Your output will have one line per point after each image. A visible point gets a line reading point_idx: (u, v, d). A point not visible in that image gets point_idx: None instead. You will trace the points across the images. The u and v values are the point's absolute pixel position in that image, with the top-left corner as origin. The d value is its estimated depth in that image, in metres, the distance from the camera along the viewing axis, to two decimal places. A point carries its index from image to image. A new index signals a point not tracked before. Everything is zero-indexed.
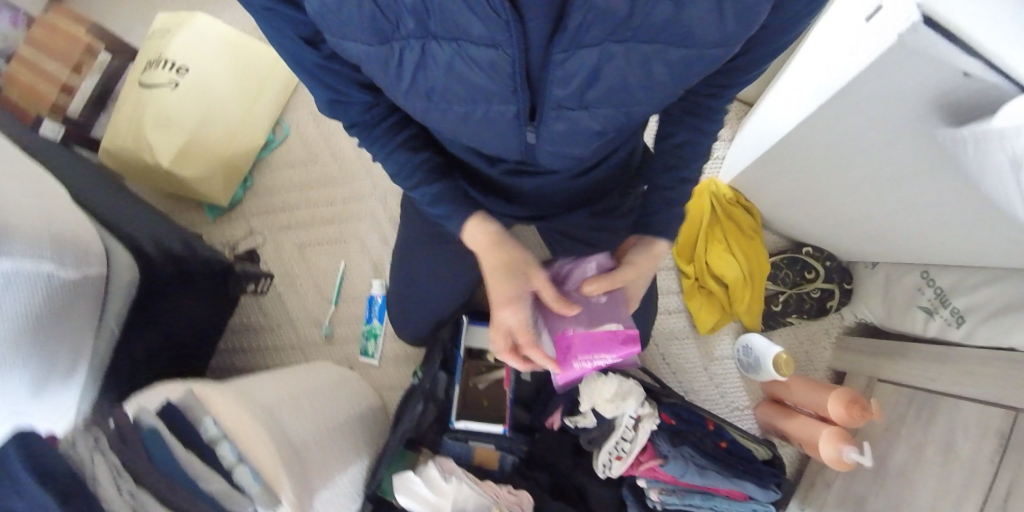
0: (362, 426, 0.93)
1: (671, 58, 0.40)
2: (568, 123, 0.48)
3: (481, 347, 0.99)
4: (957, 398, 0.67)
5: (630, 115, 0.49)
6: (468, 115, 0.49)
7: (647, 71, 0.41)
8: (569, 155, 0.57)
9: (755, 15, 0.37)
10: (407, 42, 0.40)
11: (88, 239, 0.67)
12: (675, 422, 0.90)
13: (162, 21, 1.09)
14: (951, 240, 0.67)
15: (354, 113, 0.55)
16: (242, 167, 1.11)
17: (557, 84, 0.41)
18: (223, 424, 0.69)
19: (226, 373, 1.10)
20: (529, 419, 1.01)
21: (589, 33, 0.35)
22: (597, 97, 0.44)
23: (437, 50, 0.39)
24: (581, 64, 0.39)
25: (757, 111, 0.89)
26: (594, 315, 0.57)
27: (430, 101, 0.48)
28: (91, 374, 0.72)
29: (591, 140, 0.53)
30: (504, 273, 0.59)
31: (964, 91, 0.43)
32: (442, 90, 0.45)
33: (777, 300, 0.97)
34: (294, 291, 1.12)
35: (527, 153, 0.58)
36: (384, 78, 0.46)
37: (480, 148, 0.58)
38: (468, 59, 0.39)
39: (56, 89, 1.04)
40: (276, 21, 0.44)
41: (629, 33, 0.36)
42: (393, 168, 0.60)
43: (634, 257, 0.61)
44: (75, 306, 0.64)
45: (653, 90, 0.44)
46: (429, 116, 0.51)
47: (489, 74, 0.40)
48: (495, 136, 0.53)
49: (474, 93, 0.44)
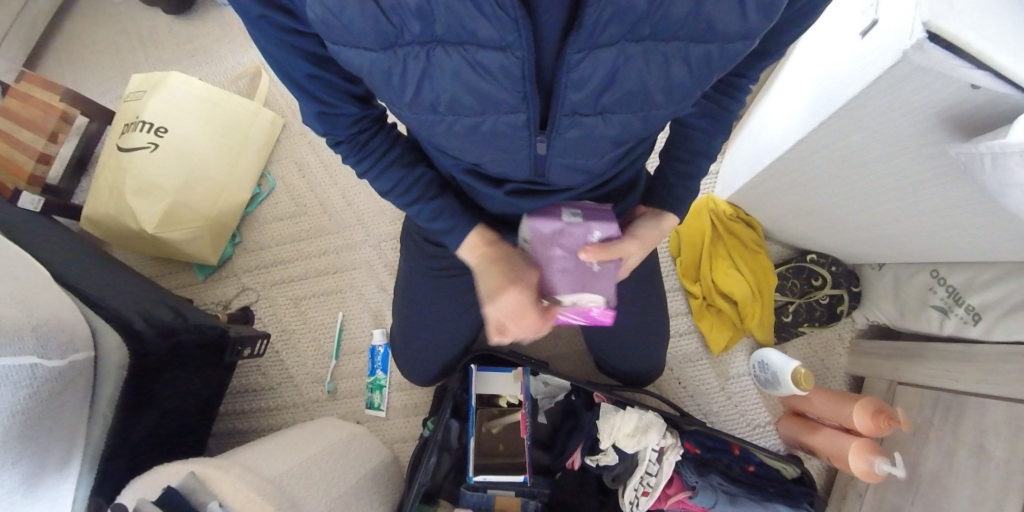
0: (377, 485, 0.88)
1: (692, 54, 0.39)
2: (580, 129, 0.47)
3: (491, 392, 0.92)
4: (982, 398, 0.67)
5: (645, 119, 0.48)
6: (476, 127, 0.47)
7: (665, 70, 0.41)
8: (580, 167, 0.56)
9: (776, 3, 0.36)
10: (411, 49, 0.38)
11: (72, 321, 0.63)
12: (700, 451, 0.88)
13: (137, 82, 1.07)
14: (960, 240, 0.67)
15: (342, 129, 0.53)
16: (230, 224, 1.08)
17: (571, 87, 0.40)
18: (232, 506, 0.64)
19: (228, 440, 1.05)
20: (548, 460, 0.96)
21: (606, 32, 0.34)
22: (612, 101, 0.43)
23: (443, 57, 0.38)
24: (594, 65, 0.38)
25: (751, 124, 0.90)
26: (584, 280, 0.53)
27: (436, 113, 0.46)
28: (87, 463, 0.67)
29: (602, 148, 0.53)
30: (502, 263, 0.59)
31: (971, 98, 0.44)
32: (449, 99, 0.43)
33: (787, 311, 0.97)
34: (293, 347, 1.08)
35: (537, 169, 0.56)
36: (387, 91, 0.44)
37: (485, 164, 0.57)
38: (476, 64, 0.38)
39: (32, 159, 1.00)
40: (267, 40, 0.42)
41: (648, 30, 0.35)
42: (386, 187, 0.60)
43: (642, 231, 0.62)
44: (62, 394, 0.60)
45: (670, 90, 0.44)
46: (434, 130, 0.50)
47: (499, 79, 0.39)
48: (504, 150, 0.51)
49: (484, 100, 0.42)
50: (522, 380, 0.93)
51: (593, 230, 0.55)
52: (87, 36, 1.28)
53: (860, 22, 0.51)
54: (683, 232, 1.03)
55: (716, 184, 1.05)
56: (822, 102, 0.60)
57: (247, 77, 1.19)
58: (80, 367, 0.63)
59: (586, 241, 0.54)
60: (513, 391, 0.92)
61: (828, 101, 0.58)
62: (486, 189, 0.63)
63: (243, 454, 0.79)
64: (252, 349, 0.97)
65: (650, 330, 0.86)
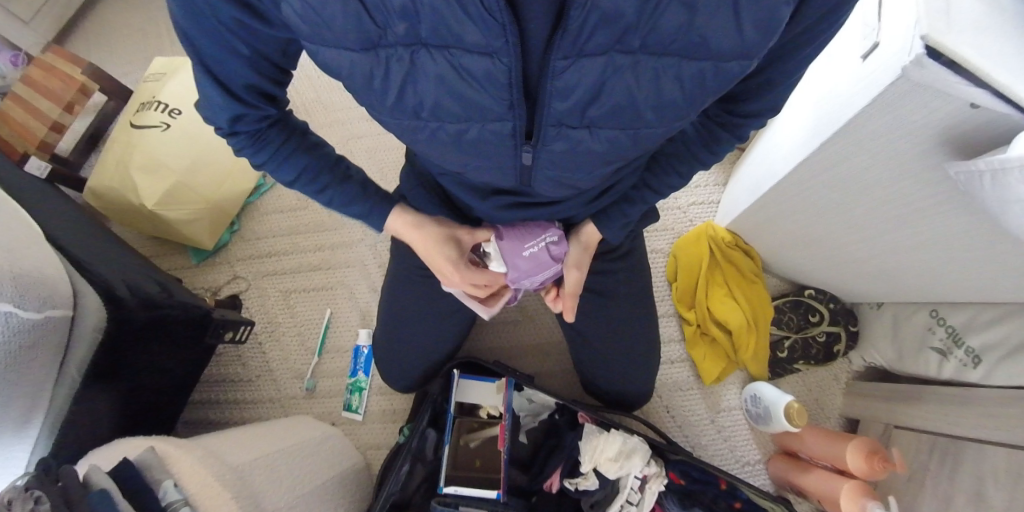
0: (344, 488, 0.84)
1: (684, 72, 0.39)
2: (567, 142, 0.47)
3: (472, 402, 0.89)
4: (980, 443, 0.64)
5: (634, 138, 0.48)
6: (461, 134, 0.47)
7: (656, 87, 0.40)
8: (564, 181, 0.56)
9: (775, 27, 0.36)
10: (394, 50, 0.38)
11: (55, 279, 0.62)
12: (684, 482, 0.83)
13: (158, 65, 1.09)
14: (963, 274, 0.66)
15: (243, 124, 0.50)
16: (229, 212, 1.08)
17: (556, 96, 0.40)
18: (186, 488, 0.59)
19: (198, 428, 1.02)
20: (525, 482, 0.90)
21: (592, 41, 0.34)
22: (600, 115, 0.43)
23: (426, 61, 0.38)
24: (580, 75, 0.38)
25: (752, 154, 0.90)
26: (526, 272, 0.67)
27: (419, 118, 0.46)
28: (46, 427, 0.65)
29: (590, 165, 0.53)
30: (437, 243, 0.67)
31: (970, 121, 0.44)
32: (432, 106, 0.43)
33: (783, 346, 0.95)
34: (276, 340, 1.05)
35: (523, 178, 0.56)
36: (371, 94, 0.44)
37: (472, 173, 0.57)
38: (461, 69, 0.38)
39: (45, 126, 1.02)
40: (200, 34, 0.38)
41: (637, 42, 0.35)
42: (292, 175, 0.57)
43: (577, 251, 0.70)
44: (33, 348, 0.58)
45: (661, 110, 0.43)
46: (418, 136, 0.50)
47: (484, 86, 0.39)
48: (490, 159, 0.52)
49: (469, 109, 0.43)
50: (505, 392, 0.88)
51: (540, 224, 0.66)
52: (117, 22, 1.34)
53: (861, 45, 0.53)
54: (680, 256, 1.01)
55: (716, 212, 1.04)
56: (822, 122, 0.60)
57: None
58: (56, 324, 0.61)
59: (543, 246, 0.65)
60: (494, 402, 0.88)
61: (828, 122, 0.58)
62: (473, 200, 0.65)
63: (211, 438, 0.76)
64: (233, 333, 0.95)
65: (641, 350, 0.84)
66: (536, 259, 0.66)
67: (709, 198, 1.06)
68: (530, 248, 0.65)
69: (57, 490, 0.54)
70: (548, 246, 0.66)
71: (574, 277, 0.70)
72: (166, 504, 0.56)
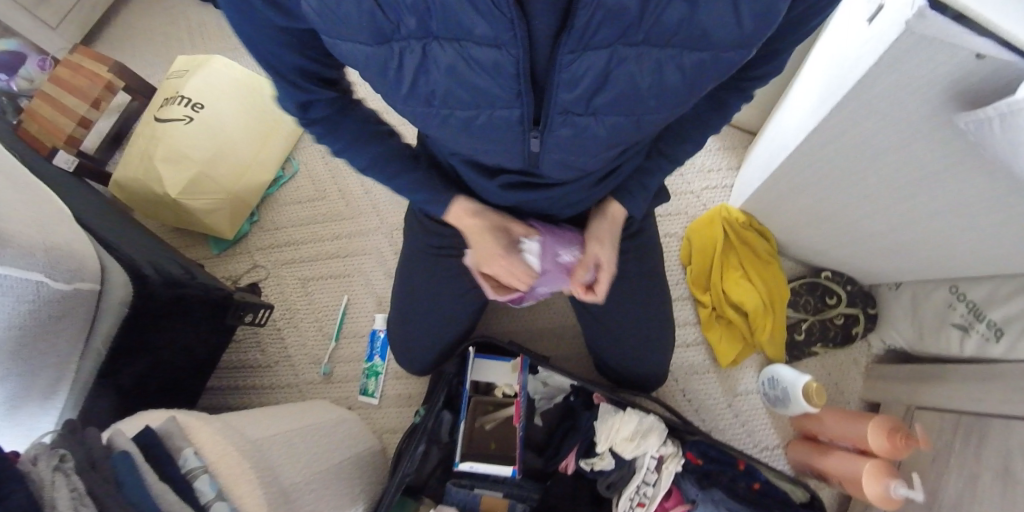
0: (360, 469, 0.85)
1: (686, 62, 0.40)
2: (572, 129, 0.48)
3: (488, 381, 0.90)
4: (1007, 419, 0.62)
5: (638, 124, 0.49)
6: (470, 121, 0.48)
7: (658, 77, 0.41)
8: (574, 165, 0.57)
9: (775, 12, 0.36)
10: (407, 43, 0.40)
11: (85, 255, 0.64)
12: (701, 462, 0.82)
13: (181, 63, 1.13)
14: (983, 243, 0.65)
15: (314, 111, 0.54)
16: (249, 202, 1.11)
17: (563, 86, 0.41)
18: (206, 457, 0.60)
19: (217, 410, 1.04)
20: (541, 465, 0.90)
21: (597, 35, 0.35)
22: (604, 103, 0.44)
23: (438, 53, 0.39)
24: (586, 67, 0.38)
25: (764, 134, 0.89)
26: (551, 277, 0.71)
27: (431, 105, 0.48)
28: (71, 397, 0.68)
29: (597, 150, 0.53)
30: (489, 231, 0.67)
31: (983, 78, 0.43)
32: (443, 94, 0.45)
33: (800, 328, 0.94)
34: (294, 327, 1.07)
35: (531, 162, 0.57)
36: (383, 83, 0.46)
37: (482, 156, 0.58)
38: (470, 61, 0.39)
39: (72, 122, 1.06)
40: (237, 17, 0.42)
41: (641, 36, 0.36)
42: (362, 163, 0.60)
43: (596, 228, 0.70)
44: (61, 321, 0.60)
45: (663, 96, 0.44)
46: (430, 121, 0.51)
47: (491, 75, 0.40)
48: (499, 144, 0.53)
49: (477, 97, 0.44)
50: (520, 372, 0.88)
51: (574, 237, 0.71)
52: (142, 25, 1.39)
53: (867, 10, 0.53)
54: (695, 239, 1.00)
55: (729, 196, 1.04)
56: (831, 88, 0.59)
57: None
58: (83, 297, 0.63)
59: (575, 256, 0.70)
60: (508, 381, 0.88)
61: (836, 89, 0.57)
62: (481, 180, 0.65)
63: (230, 415, 0.78)
64: (253, 316, 0.97)
65: (655, 331, 0.84)
66: (565, 265, 0.70)
67: (722, 182, 1.05)
68: (562, 257, 0.69)
69: (82, 455, 0.55)
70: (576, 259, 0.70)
71: (598, 251, 0.69)
72: (185, 472, 0.58)
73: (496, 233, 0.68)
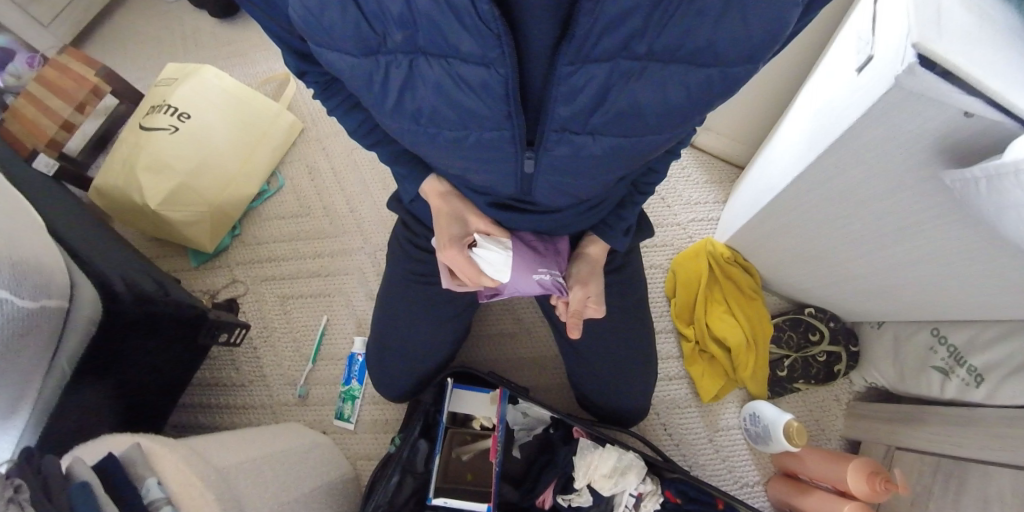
0: (333, 497, 0.82)
1: (691, 79, 0.40)
2: (569, 148, 0.48)
3: (465, 412, 0.87)
4: (985, 464, 0.62)
5: (638, 145, 0.49)
6: (459, 142, 0.48)
7: (662, 93, 0.41)
8: (567, 190, 0.56)
9: (783, 24, 0.36)
10: (393, 57, 0.41)
11: (54, 269, 0.62)
12: (681, 501, 0.81)
13: (170, 71, 1.11)
14: (960, 290, 0.66)
15: (310, 77, 0.58)
16: (232, 216, 1.09)
17: (561, 100, 0.41)
18: (170, 486, 0.57)
19: (185, 432, 1.00)
20: (517, 498, 0.86)
21: (597, 46, 0.36)
22: (604, 121, 0.44)
23: (425, 68, 0.41)
24: (586, 79, 0.39)
25: (752, 171, 0.90)
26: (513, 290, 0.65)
27: (418, 123, 0.48)
28: (33, 418, 0.64)
29: (593, 173, 0.53)
30: (448, 216, 0.66)
31: (964, 134, 0.45)
32: (430, 112, 0.45)
33: (783, 365, 0.95)
34: (270, 346, 1.05)
35: (525, 185, 0.57)
36: (373, 97, 0.46)
37: (476, 179, 0.58)
38: (458, 78, 0.40)
39: (55, 124, 1.04)
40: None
41: (643, 48, 0.37)
42: (352, 126, 0.62)
43: (583, 269, 0.70)
44: (25, 338, 0.57)
45: (665, 116, 0.44)
46: (420, 141, 0.51)
47: (480, 95, 0.41)
48: (492, 166, 0.52)
49: (466, 117, 0.44)
50: (499, 405, 0.86)
51: (559, 264, 0.68)
52: (135, 30, 1.38)
53: (856, 59, 0.54)
54: (681, 271, 1.00)
55: (714, 230, 1.05)
56: (819, 133, 0.60)
57: (275, 83, 1.25)
58: (49, 314, 0.60)
59: (549, 278, 0.64)
60: (487, 414, 0.87)
61: (825, 134, 0.58)
62: (474, 198, 0.65)
63: (197, 439, 0.75)
64: (228, 336, 0.94)
65: (638, 363, 0.83)
66: (533, 284, 0.64)
67: (707, 215, 1.06)
68: (540, 274, 0.64)
69: (38, 483, 0.52)
70: (556, 282, 0.65)
71: (577, 296, 0.67)
72: (148, 503, 0.55)
73: (454, 215, 0.67)
